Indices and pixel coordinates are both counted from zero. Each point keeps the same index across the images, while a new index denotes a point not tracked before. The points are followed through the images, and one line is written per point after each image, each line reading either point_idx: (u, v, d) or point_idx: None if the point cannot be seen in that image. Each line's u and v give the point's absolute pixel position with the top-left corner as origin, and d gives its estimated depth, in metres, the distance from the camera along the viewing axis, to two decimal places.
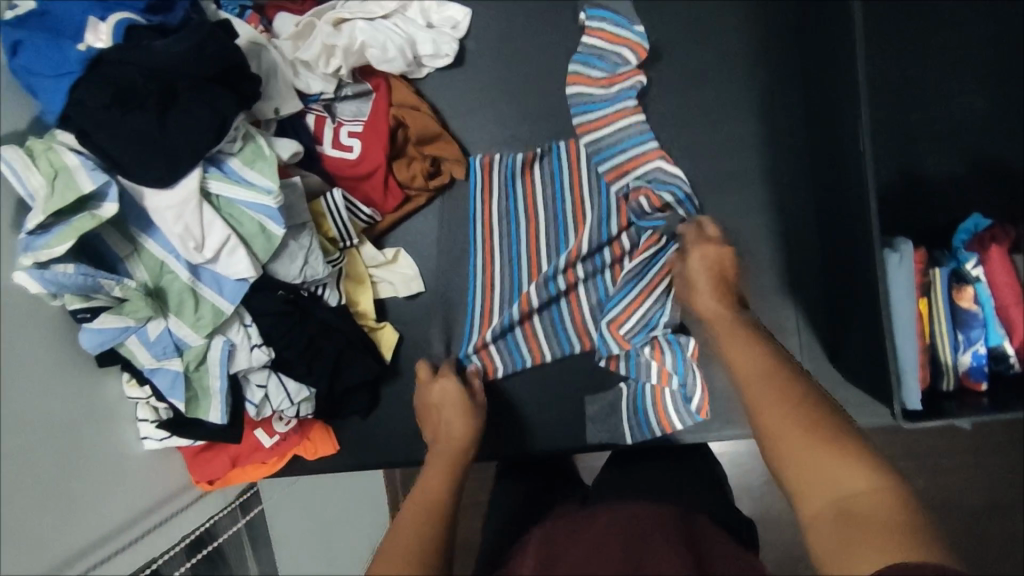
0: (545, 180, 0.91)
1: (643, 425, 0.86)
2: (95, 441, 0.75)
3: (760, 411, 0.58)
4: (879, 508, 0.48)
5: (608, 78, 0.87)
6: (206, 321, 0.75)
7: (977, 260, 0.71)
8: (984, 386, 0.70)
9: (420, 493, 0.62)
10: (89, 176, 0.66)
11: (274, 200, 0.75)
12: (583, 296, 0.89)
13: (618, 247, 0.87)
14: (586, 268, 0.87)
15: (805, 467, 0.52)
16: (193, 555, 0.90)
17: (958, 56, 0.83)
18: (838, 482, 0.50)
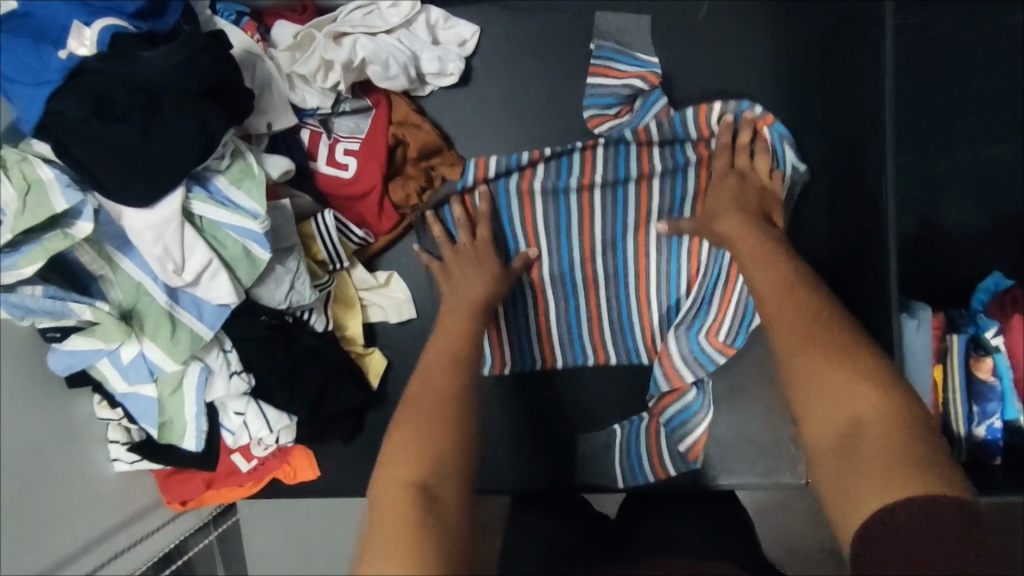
0: (549, 175, 0.84)
1: (636, 470, 0.85)
2: (64, 464, 0.71)
3: (778, 331, 0.58)
4: (882, 438, 0.48)
5: (627, 106, 0.83)
6: (183, 347, 0.71)
7: (997, 329, 0.67)
8: (998, 460, 0.66)
9: (410, 406, 0.61)
10: (63, 194, 0.62)
11: (260, 225, 0.71)
12: (600, 291, 0.86)
13: (641, 237, 0.83)
14: (605, 263, 0.85)
15: (813, 392, 0.53)
16: (164, 569, 0.86)
17: (988, 105, 0.79)
18: (846, 408, 0.51)
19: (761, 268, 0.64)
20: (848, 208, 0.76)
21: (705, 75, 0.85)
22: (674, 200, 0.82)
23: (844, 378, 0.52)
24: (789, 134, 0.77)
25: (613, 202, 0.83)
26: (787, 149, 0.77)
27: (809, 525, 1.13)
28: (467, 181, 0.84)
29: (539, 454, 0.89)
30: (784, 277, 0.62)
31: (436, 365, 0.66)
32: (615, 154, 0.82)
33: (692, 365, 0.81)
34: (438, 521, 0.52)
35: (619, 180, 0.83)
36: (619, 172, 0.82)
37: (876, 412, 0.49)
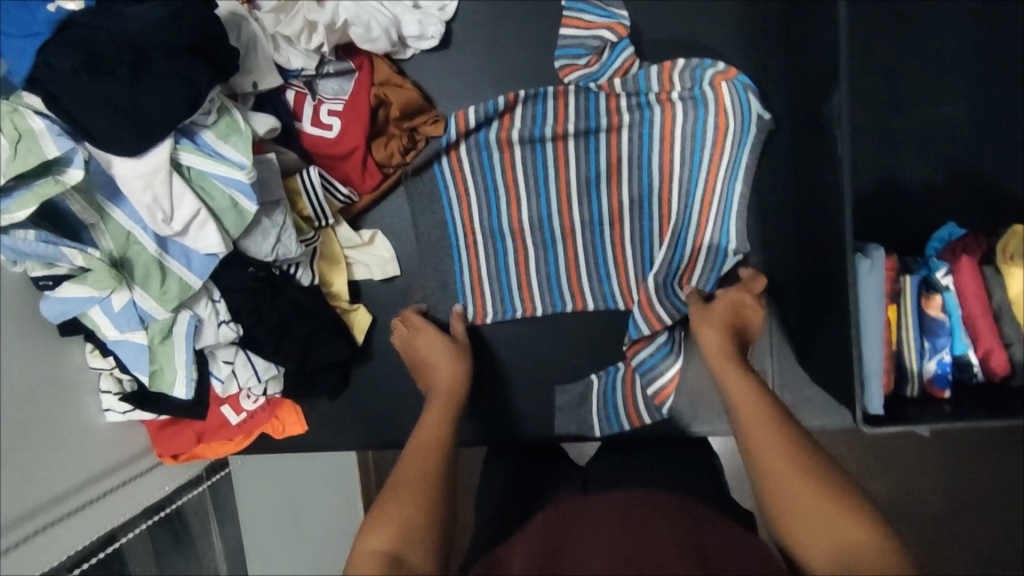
0: (525, 126, 0.87)
1: (612, 419, 0.88)
2: (58, 412, 0.74)
3: (761, 457, 0.60)
4: (880, 565, 0.51)
5: (596, 57, 0.86)
6: (173, 295, 0.74)
7: (947, 269, 0.71)
8: (946, 393, 0.71)
9: (401, 490, 0.61)
10: (54, 143, 0.64)
11: (246, 175, 0.74)
12: (576, 238, 0.90)
13: (614, 186, 0.88)
14: (582, 211, 0.89)
15: (808, 522, 0.56)
16: (152, 516, 0.89)
17: (948, 65, 0.82)
18: (843, 539, 0.54)
19: (742, 393, 0.67)
20: (809, 167, 0.80)
21: (675, 41, 0.88)
22: (641, 148, 0.87)
23: (832, 512, 0.55)
24: (751, 85, 0.83)
25: (584, 149, 0.88)
26: (751, 100, 0.82)
27: None
28: (449, 135, 0.87)
29: (521, 407, 0.92)
30: (761, 400, 0.66)
31: (422, 445, 0.67)
32: (586, 102, 0.86)
33: (664, 306, 0.84)
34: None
35: (591, 130, 0.87)
36: (591, 121, 0.86)
37: (872, 545, 0.53)
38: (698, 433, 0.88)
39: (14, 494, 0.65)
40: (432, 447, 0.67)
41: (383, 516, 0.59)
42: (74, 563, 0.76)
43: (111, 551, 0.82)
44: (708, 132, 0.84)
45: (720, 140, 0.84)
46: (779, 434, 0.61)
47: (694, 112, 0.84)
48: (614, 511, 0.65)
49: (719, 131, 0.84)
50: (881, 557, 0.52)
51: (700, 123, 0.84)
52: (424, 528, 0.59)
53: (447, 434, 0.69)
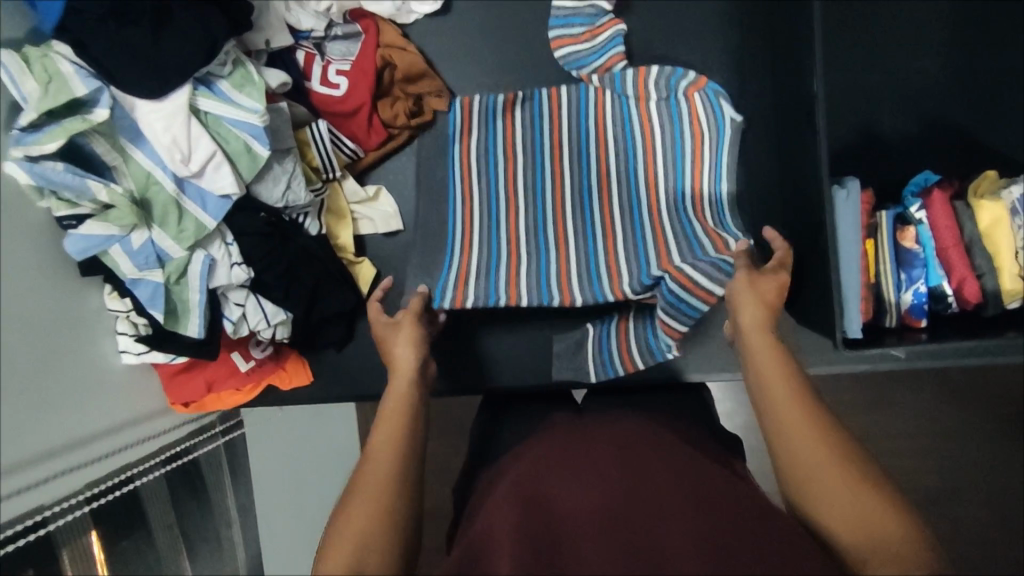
0: (525, 134, 0.93)
1: (608, 366, 0.90)
2: (80, 349, 0.78)
3: (781, 424, 0.60)
4: (892, 532, 0.54)
5: (590, 31, 0.90)
6: (189, 234, 0.78)
7: (921, 205, 0.75)
8: (923, 323, 0.74)
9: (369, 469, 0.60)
10: (82, 83, 0.69)
11: (260, 119, 0.78)
12: (569, 231, 0.89)
13: (606, 187, 0.90)
14: (575, 213, 0.90)
15: (822, 491, 0.57)
16: (172, 463, 0.93)
17: (921, 24, 0.86)
18: (856, 504, 0.55)
19: (762, 346, 0.66)
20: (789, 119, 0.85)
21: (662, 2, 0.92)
22: (626, 152, 0.91)
23: (857, 482, 0.56)
24: (721, 91, 0.88)
25: (577, 153, 0.92)
26: (723, 105, 0.87)
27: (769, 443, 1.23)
28: (454, 114, 0.94)
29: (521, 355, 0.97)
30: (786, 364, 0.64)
31: (392, 421, 0.64)
32: (578, 95, 0.92)
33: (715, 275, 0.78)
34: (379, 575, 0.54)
35: (583, 135, 0.92)
36: (582, 128, 0.92)
37: (882, 511, 0.55)
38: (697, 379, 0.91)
39: (35, 433, 0.68)
40: (398, 425, 0.64)
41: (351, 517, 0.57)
42: (89, 500, 0.81)
43: (124, 491, 0.86)
44: (685, 137, 0.89)
45: (699, 146, 0.88)
46: (797, 398, 0.61)
47: (670, 120, 0.89)
48: (594, 452, 0.64)
49: (696, 138, 0.88)
50: (888, 523, 0.54)
51: (677, 132, 0.89)
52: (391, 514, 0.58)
53: (412, 403, 0.67)
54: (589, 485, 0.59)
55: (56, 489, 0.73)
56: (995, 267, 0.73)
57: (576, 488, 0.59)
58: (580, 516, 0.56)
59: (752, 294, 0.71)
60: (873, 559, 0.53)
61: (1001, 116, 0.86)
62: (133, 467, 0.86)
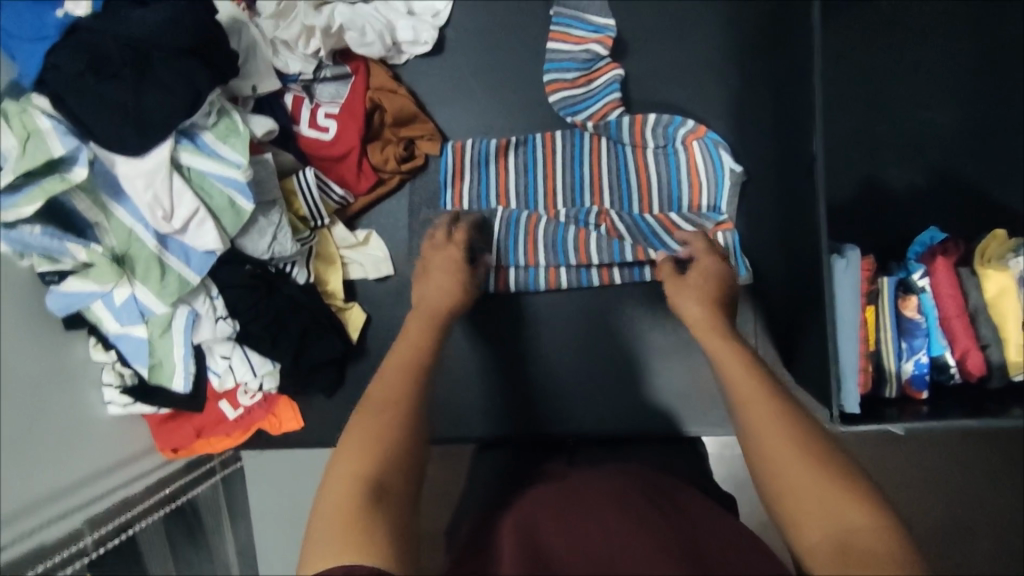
0: (519, 181, 0.91)
1: (511, 245, 0.88)
2: (62, 404, 0.76)
3: (752, 431, 0.54)
4: (877, 546, 0.44)
5: (585, 76, 0.87)
6: (172, 290, 0.76)
7: (923, 271, 0.73)
8: (924, 394, 0.72)
9: (396, 358, 0.67)
10: (60, 141, 0.66)
11: (242, 174, 0.76)
12: (562, 280, 0.89)
13: (583, 236, 0.87)
14: (548, 257, 0.88)
15: (798, 497, 0.48)
16: (170, 504, 0.91)
17: (923, 72, 0.84)
18: (839, 514, 0.46)
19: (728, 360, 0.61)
20: (794, 171, 0.81)
21: (661, 44, 0.89)
22: (622, 200, 0.89)
23: (834, 486, 0.48)
24: (722, 141, 0.85)
25: (571, 200, 0.90)
26: (722, 155, 0.85)
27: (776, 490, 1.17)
28: (445, 159, 0.92)
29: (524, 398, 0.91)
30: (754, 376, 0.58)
31: (410, 344, 0.69)
32: (573, 142, 0.90)
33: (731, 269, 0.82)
34: (388, 530, 0.49)
35: (577, 182, 0.90)
36: (576, 175, 0.90)
37: (874, 527, 0.45)
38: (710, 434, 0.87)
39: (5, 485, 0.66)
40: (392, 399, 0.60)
41: (352, 456, 0.54)
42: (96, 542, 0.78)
43: (125, 537, 0.82)
44: (682, 188, 0.87)
45: (697, 203, 0.87)
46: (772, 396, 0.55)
47: (667, 168, 0.87)
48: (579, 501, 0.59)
49: (694, 191, 0.87)
50: (878, 538, 0.45)
51: (674, 182, 0.87)
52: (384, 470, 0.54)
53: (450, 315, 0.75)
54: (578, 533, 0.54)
55: (44, 537, 0.72)
56: (1001, 337, 0.70)
57: (563, 533, 0.55)
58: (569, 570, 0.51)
59: (707, 312, 0.69)
60: None
61: (1014, 174, 0.82)
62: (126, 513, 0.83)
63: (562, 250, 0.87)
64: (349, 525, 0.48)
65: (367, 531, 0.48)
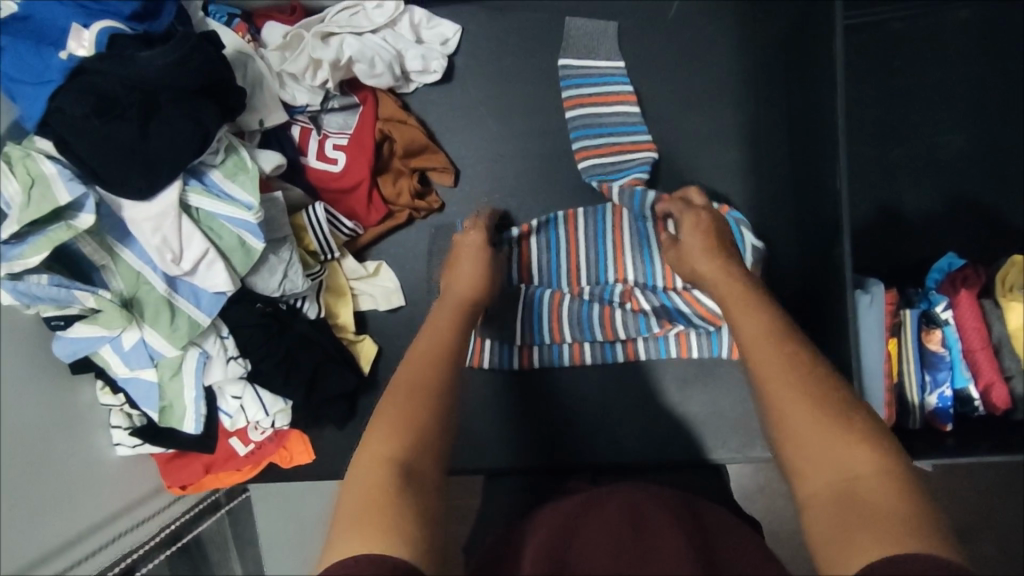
0: (542, 262, 0.90)
1: (536, 326, 0.88)
2: (67, 451, 0.73)
3: (764, 382, 0.54)
4: (881, 495, 0.44)
5: (610, 145, 0.88)
6: (183, 332, 0.75)
7: (947, 303, 0.74)
8: (950, 427, 0.74)
9: (431, 331, 0.67)
10: (66, 188, 0.64)
11: (254, 216, 0.74)
12: (586, 356, 0.89)
13: (608, 313, 0.86)
14: (573, 333, 0.88)
15: (807, 449, 0.49)
16: (172, 546, 0.89)
17: (918, 98, 0.92)
18: (841, 465, 0.47)
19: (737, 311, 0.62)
20: (810, 196, 0.80)
21: (672, 72, 0.90)
22: (645, 276, 0.88)
23: (840, 435, 0.48)
24: (744, 219, 0.82)
25: (594, 276, 0.90)
26: (744, 230, 0.81)
27: (788, 505, 1.17)
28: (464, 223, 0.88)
29: (538, 427, 0.90)
30: (767, 326, 0.58)
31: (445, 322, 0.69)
32: (596, 217, 0.89)
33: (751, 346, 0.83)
34: (417, 514, 0.49)
35: (601, 257, 0.89)
36: (599, 252, 0.89)
37: (877, 478, 0.46)
38: (728, 461, 0.86)
39: (13, 545, 0.63)
40: (434, 366, 0.62)
41: (391, 417, 0.56)
42: None
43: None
44: None
45: None
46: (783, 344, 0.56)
47: None
48: (594, 505, 0.60)
49: None
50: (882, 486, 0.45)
51: None
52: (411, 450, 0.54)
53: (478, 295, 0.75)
54: (592, 542, 0.54)
55: None
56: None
57: (580, 545, 0.54)
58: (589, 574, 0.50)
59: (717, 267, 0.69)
60: (847, 532, 0.43)
61: None
62: (132, 556, 0.81)
63: (589, 328, 0.87)
64: (380, 508, 0.48)
65: (391, 531, 0.46)
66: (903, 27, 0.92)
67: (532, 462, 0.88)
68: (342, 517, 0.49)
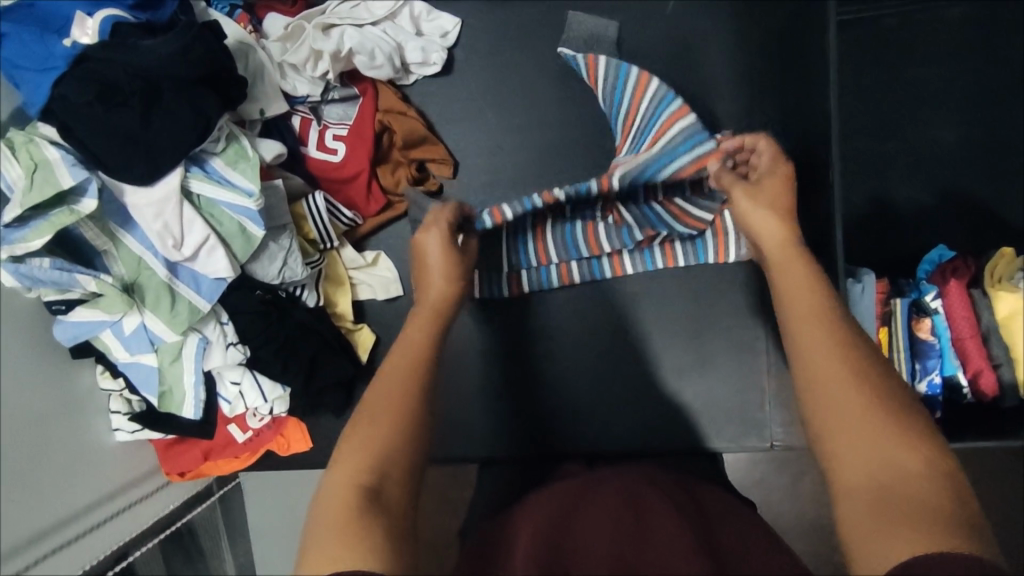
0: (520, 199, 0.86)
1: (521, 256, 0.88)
2: (67, 436, 0.74)
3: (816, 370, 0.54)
4: (928, 494, 0.46)
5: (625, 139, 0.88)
6: (182, 318, 0.75)
7: (937, 293, 0.76)
8: (938, 414, 0.76)
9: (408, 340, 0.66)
10: (69, 172, 0.65)
11: (254, 203, 0.75)
12: (575, 275, 0.90)
13: (591, 228, 0.86)
14: (559, 253, 0.88)
15: (854, 445, 0.50)
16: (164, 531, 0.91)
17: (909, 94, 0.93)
18: (889, 463, 0.48)
19: (795, 287, 0.61)
20: None
21: (668, 65, 0.91)
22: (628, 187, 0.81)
23: (895, 434, 0.50)
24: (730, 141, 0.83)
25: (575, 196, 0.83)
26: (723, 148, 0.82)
27: (783, 499, 1.18)
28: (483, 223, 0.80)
29: (533, 415, 0.91)
30: (822, 315, 0.58)
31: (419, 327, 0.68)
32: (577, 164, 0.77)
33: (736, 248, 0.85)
34: (388, 527, 0.50)
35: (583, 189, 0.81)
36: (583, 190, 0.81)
37: (922, 474, 0.47)
38: (719, 449, 0.88)
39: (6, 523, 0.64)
40: (411, 374, 0.62)
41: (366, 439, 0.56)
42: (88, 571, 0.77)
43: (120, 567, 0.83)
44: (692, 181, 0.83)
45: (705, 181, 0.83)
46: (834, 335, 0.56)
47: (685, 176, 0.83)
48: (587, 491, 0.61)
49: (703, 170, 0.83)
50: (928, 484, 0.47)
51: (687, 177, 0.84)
52: (384, 460, 0.55)
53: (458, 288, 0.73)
54: (593, 523, 0.55)
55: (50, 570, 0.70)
56: (1011, 357, 0.74)
57: (579, 535, 0.54)
58: (592, 559, 0.51)
59: (783, 233, 0.66)
60: (889, 531, 0.45)
61: None
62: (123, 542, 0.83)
63: (574, 247, 0.87)
64: (348, 524, 0.50)
65: (365, 543, 0.48)
66: (896, 24, 0.94)
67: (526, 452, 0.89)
68: (317, 531, 0.51)
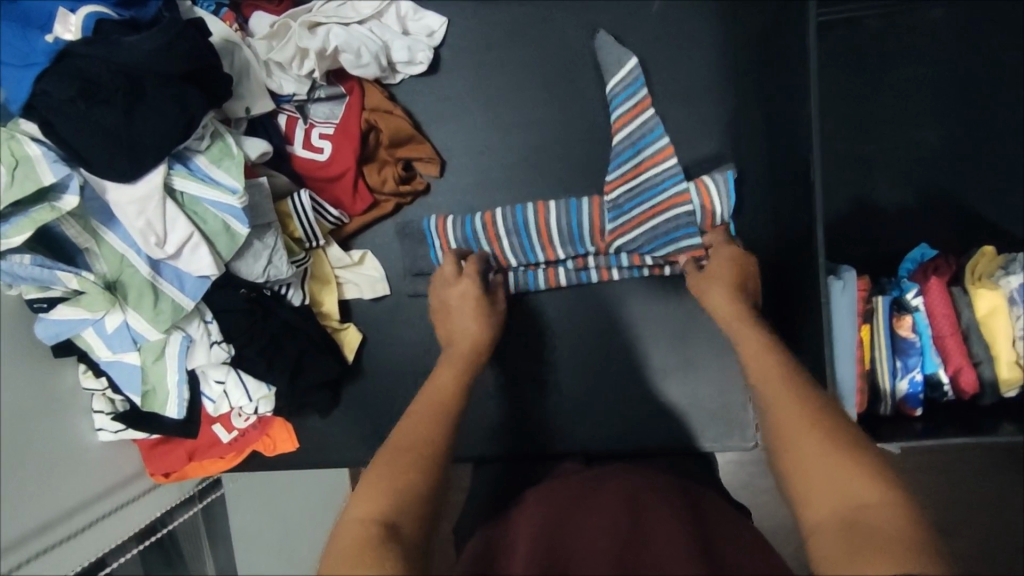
0: (507, 215, 0.89)
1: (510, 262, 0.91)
2: (49, 437, 0.74)
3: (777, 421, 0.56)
4: (886, 522, 0.46)
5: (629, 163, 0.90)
6: (166, 316, 0.75)
7: (918, 290, 0.77)
8: (918, 411, 0.77)
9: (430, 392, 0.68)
10: (50, 169, 0.64)
11: (238, 200, 0.75)
12: (561, 280, 0.90)
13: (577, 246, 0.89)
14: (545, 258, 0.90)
15: (813, 481, 0.51)
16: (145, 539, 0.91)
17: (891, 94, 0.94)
18: (847, 495, 0.49)
19: (753, 352, 0.64)
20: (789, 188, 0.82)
21: (655, 65, 0.91)
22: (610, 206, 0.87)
23: (849, 467, 0.50)
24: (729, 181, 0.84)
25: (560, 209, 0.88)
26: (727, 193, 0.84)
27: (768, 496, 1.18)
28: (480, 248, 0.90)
29: (520, 414, 0.91)
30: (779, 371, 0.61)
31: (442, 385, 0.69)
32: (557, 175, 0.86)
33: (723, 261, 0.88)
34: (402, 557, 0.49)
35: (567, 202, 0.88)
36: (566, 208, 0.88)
37: (879, 503, 0.48)
38: (706, 448, 0.88)
39: None
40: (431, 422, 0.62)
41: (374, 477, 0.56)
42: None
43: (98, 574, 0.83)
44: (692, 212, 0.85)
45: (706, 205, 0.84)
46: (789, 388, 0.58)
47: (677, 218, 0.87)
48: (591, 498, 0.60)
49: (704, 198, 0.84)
50: (886, 513, 0.47)
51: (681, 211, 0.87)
52: (401, 499, 0.54)
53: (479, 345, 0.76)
54: (590, 522, 0.54)
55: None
56: (992, 354, 0.76)
57: (572, 539, 0.53)
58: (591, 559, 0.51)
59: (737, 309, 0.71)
60: (853, 554, 0.45)
61: None
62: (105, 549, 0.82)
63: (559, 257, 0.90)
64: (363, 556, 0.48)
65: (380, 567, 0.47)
66: (881, 25, 0.94)
67: (513, 453, 0.89)
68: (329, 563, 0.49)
